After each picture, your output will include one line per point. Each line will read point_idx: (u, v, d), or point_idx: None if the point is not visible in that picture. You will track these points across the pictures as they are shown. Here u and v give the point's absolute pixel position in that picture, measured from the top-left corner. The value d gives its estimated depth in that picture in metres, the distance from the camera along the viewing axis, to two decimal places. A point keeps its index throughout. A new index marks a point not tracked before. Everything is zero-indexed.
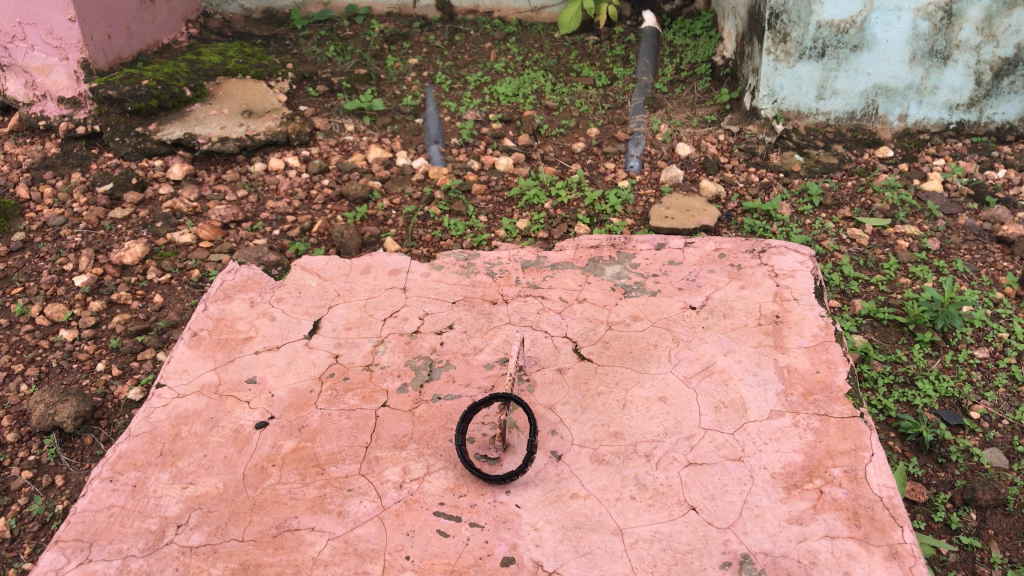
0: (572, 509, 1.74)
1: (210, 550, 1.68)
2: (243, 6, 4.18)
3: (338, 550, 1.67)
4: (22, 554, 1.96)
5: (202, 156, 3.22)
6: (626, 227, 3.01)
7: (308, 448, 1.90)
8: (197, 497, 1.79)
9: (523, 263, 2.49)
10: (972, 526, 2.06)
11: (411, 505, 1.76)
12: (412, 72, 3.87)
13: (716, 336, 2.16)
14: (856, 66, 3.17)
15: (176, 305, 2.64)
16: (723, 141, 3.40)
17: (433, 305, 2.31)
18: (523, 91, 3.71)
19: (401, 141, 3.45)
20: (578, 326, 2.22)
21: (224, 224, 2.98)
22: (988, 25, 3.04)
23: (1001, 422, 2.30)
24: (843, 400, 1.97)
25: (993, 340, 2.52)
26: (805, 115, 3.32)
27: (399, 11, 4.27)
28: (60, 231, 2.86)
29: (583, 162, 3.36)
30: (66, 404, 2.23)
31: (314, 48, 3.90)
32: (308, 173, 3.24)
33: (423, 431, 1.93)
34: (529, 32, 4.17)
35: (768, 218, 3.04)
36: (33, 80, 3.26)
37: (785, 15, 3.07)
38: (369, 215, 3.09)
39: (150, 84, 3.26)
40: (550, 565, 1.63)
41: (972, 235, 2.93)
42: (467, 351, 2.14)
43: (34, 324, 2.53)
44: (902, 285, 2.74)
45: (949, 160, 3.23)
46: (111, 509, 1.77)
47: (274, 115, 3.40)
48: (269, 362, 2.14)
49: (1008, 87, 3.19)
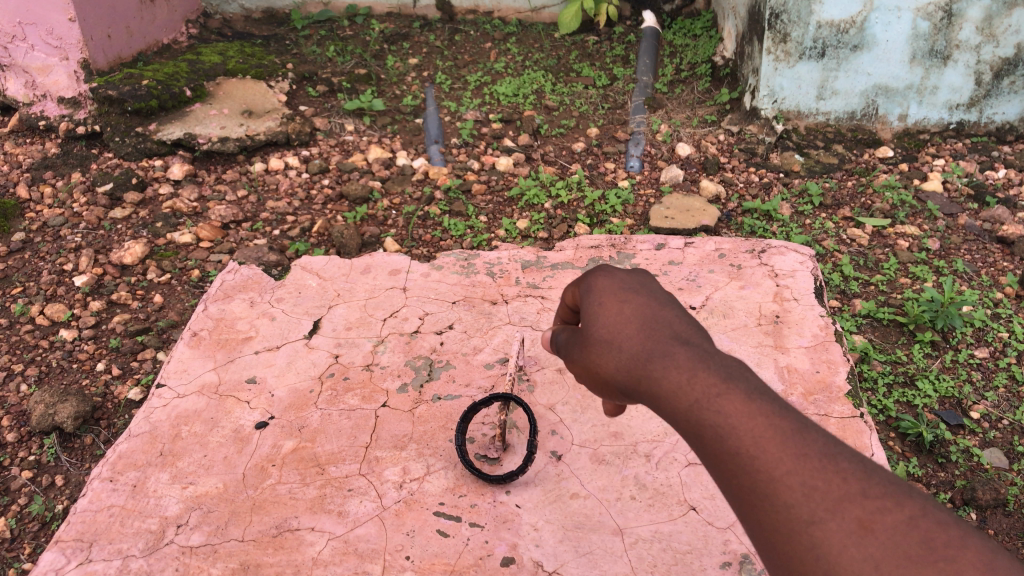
0: (572, 509, 1.75)
1: (210, 550, 1.68)
2: (244, 6, 4.18)
3: (338, 549, 1.67)
4: (22, 554, 1.96)
5: (202, 156, 3.22)
6: (626, 227, 3.01)
7: (308, 448, 1.90)
8: (197, 497, 1.79)
9: (523, 263, 2.49)
10: (972, 526, 2.06)
11: (412, 505, 1.76)
12: (412, 71, 3.87)
13: (715, 336, 2.16)
14: (856, 66, 3.17)
15: (176, 305, 2.64)
16: (723, 141, 3.40)
17: (433, 305, 2.31)
18: (523, 91, 3.71)
19: (401, 141, 3.45)
20: None
21: (224, 224, 2.98)
22: (988, 26, 3.05)
23: (1001, 422, 2.30)
24: (843, 400, 1.97)
25: (993, 340, 2.52)
26: (805, 115, 3.32)
27: (399, 11, 4.27)
28: (59, 231, 2.86)
29: (583, 162, 3.36)
30: (66, 404, 2.23)
31: (314, 47, 3.90)
32: (308, 173, 3.24)
33: (423, 431, 1.93)
34: (529, 31, 4.17)
35: (768, 218, 3.04)
36: (33, 80, 3.25)
37: (785, 15, 3.08)
38: (369, 215, 3.09)
39: (150, 84, 3.26)
40: (550, 565, 1.63)
41: (972, 235, 2.93)
42: (467, 351, 2.14)
43: (34, 324, 2.53)
44: (902, 285, 2.74)
45: (949, 160, 3.22)
46: (111, 509, 1.77)
47: (274, 115, 3.40)
48: (269, 362, 2.14)
49: (1009, 87, 3.20)
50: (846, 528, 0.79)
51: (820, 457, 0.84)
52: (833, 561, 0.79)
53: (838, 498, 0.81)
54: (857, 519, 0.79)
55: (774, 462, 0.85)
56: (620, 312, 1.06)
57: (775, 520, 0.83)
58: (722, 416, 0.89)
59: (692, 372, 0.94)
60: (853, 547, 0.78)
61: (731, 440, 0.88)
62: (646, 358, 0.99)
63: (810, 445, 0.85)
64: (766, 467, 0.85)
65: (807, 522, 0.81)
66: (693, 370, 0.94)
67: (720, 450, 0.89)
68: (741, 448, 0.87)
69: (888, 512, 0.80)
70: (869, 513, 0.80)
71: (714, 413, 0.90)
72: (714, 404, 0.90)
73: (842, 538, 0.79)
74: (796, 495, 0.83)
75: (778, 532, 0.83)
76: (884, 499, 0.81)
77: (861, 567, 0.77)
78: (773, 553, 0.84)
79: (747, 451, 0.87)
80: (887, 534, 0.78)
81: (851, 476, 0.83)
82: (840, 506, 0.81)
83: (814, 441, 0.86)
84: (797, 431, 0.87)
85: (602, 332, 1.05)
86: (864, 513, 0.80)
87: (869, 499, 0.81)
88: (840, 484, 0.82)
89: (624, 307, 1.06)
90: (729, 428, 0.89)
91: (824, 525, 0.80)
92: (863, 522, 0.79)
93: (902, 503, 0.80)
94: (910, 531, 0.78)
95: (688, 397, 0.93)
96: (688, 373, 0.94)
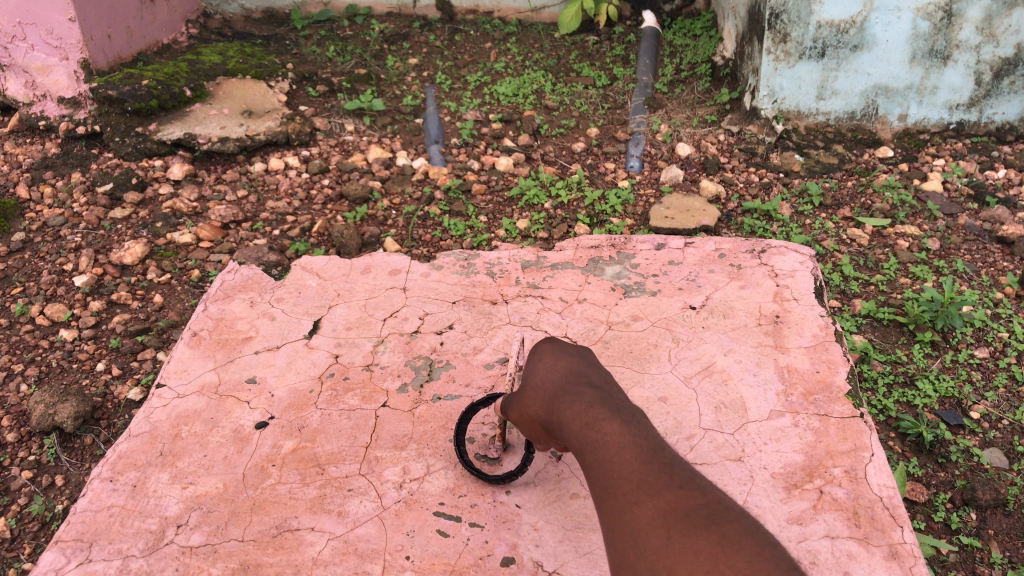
0: (572, 510, 1.75)
1: (210, 549, 1.68)
2: (243, 6, 4.18)
3: (338, 550, 1.67)
4: (22, 554, 1.96)
5: (202, 156, 3.22)
6: (626, 227, 3.01)
7: (308, 448, 1.90)
8: (197, 497, 1.79)
9: (523, 263, 2.49)
10: (972, 526, 2.06)
11: (411, 505, 1.76)
12: (412, 72, 3.87)
13: (715, 337, 2.16)
14: (856, 66, 3.17)
15: (176, 305, 2.64)
16: (723, 141, 3.40)
17: (433, 305, 2.32)
18: (523, 91, 3.71)
19: (401, 141, 3.45)
20: (578, 326, 2.22)
21: (224, 224, 2.98)
22: (988, 26, 3.05)
23: (1001, 422, 2.30)
24: (842, 400, 1.97)
25: (993, 340, 2.52)
26: (805, 115, 3.32)
27: (399, 11, 4.27)
28: (59, 231, 2.87)
29: (583, 162, 3.36)
30: (66, 404, 2.23)
31: (314, 47, 3.90)
32: (308, 173, 3.24)
33: (423, 431, 1.93)
34: (529, 31, 4.17)
35: (768, 218, 3.04)
36: (33, 80, 3.25)
37: (785, 15, 3.08)
38: (370, 215, 3.09)
39: (150, 84, 3.26)
40: (550, 565, 1.63)
41: (972, 235, 2.93)
42: (467, 351, 2.15)
43: (34, 323, 2.53)
44: (902, 286, 2.74)
45: (949, 160, 3.22)
46: (111, 509, 1.77)
47: (274, 115, 3.40)
48: (269, 362, 2.14)
49: (1008, 87, 3.20)
50: (657, 506, 1.07)
51: (652, 461, 1.14)
52: (643, 531, 1.06)
53: (657, 486, 1.09)
54: (665, 501, 1.07)
55: (620, 462, 1.15)
56: (552, 368, 1.37)
57: (614, 501, 1.12)
58: (593, 429, 1.21)
59: (585, 401, 1.26)
60: (657, 520, 1.06)
61: (597, 446, 1.19)
62: (558, 393, 1.31)
63: (648, 454, 1.15)
64: (612, 463, 1.15)
65: (632, 502, 1.10)
66: (586, 400, 1.26)
67: (588, 453, 1.19)
68: (600, 452, 1.18)
69: (691, 500, 1.07)
70: (676, 498, 1.07)
71: (589, 427, 1.22)
72: (591, 422, 1.22)
73: (652, 515, 1.07)
74: (630, 484, 1.12)
75: (613, 507, 1.12)
76: (692, 491, 1.09)
77: (658, 534, 1.05)
78: (608, 526, 1.12)
79: (603, 454, 1.17)
80: (684, 512, 1.05)
81: (672, 474, 1.12)
82: (657, 492, 1.09)
83: (651, 453, 1.16)
84: (642, 445, 1.17)
85: (535, 380, 1.37)
86: (673, 497, 1.08)
87: (679, 489, 1.09)
88: (661, 478, 1.11)
89: (558, 362, 1.38)
90: (597, 437, 1.20)
91: (642, 504, 1.08)
92: (670, 504, 1.07)
93: (705, 495, 1.08)
94: (703, 512, 1.05)
95: (574, 416, 1.25)
96: (583, 402, 1.26)
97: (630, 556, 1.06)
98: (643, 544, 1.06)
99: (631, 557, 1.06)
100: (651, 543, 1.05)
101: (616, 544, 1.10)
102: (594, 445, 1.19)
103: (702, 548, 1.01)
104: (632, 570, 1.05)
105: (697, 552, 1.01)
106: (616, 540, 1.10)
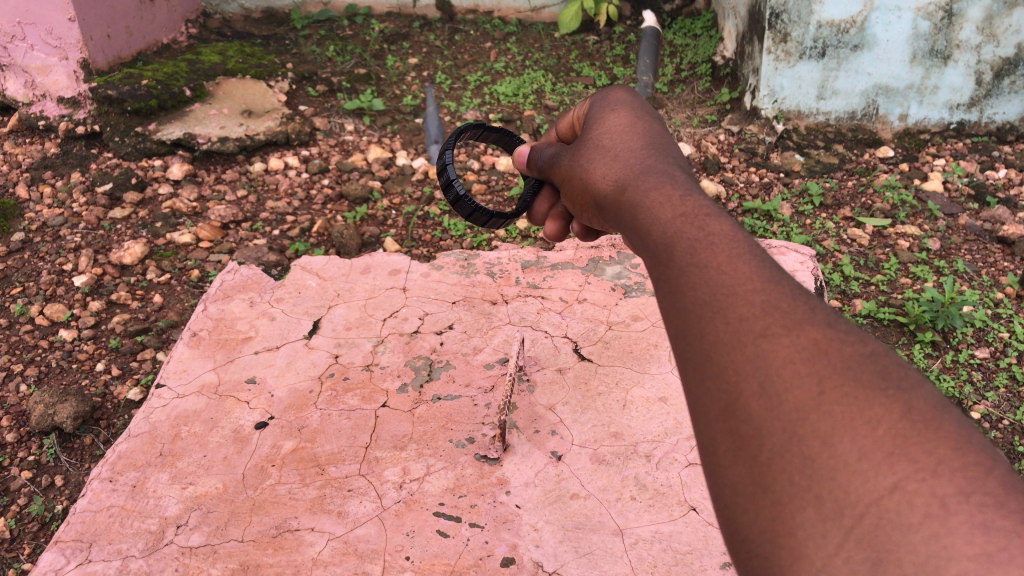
0: (572, 509, 1.74)
1: (210, 550, 1.67)
2: (243, 6, 4.14)
3: (338, 550, 1.66)
4: (22, 554, 1.96)
5: (202, 156, 3.22)
6: None
7: (308, 448, 1.89)
8: (196, 497, 1.79)
9: (523, 263, 2.49)
10: None
11: (411, 505, 1.75)
12: (412, 71, 3.86)
13: None
14: (856, 65, 3.17)
15: (176, 305, 2.64)
16: (723, 141, 3.39)
17: (433, 305, 2.32)
18: (523, 91, 3.72)
19: (401, 141, 3.45)
20: (578, 326, 2.23)
21: (224, 224, 2.98)
22: (988, 25, 3.06)
23: (1001, 423, 2.29)
24: None
25: (994, 340, 2.52)
26: (805, 114, 3.31)
27: (399, 11, 4.25)
28: (59, 231, 2.86)
29: None
30: (66, 404, 2.22)
31: (314, 47, 3.89)
32: (308, 173, 3.24)
33: (423, 432, 1.93)
34: (529, 31, 4.16)
35: (768, 218, 3.03)
36: (33, 80, 3.24)
37: (784, 15, 3.10)
38: (369, 215, 3.08)
39: (150, 84, 3.26)
40: (550, 565, 1.63)
41: (972, 235, 2.93)
42: (467, 351, 2.15)
43: (34, 324, 2.52)
44: (902, 285, 2.73)
45: (950, 160, 3.21)
46: (111, 509, 1.76)
47: (274, 115, 3.40)
48: (268, 362, 2.13)
49: (1009, 87, 3.19)
50: (800, 345, 0.72)
51: (780, 281, 0.79)
52: (777, 378, 0.71)
53: (794, 316, 0.74)
54: (812, 342, 0.72)
55: (731, 273, 0.79)
56: (622, 136, 1.19)
57: (721, 329, 0.76)
58: (690, 224, 0.87)
59: (671, 188, 0.97)
60: (800, 364, 0.71)
61: (696, 245, 0.84)
62: (640, 169, 1.06)
63: (771, 268, 0.80)
64: (723, 273, 0.79)
65: (758, 334, 0.74)
66: (671, 191, 0.96)
67: (679, 254, 0.84)
68: (702, 256, 0.82)
69: (849, 346, 0.72)
70: (828, 340, 0.72)
71: (685, 220, 0.88)
72: (690, 216, 0.88)
73: (790, 357, 0.72)
74: (753, 308, 0.76)
75: (719, 336, 0.76)
76: (846, 334, 0.73)
77: (806, 387, 0.70)
78: (707, 360, 0.76)
79: (708, 261, 0.81)
80: (843, 360, 0.70)
81: (812, 307, 0.76)
82: (797, 327, 0.73)
83: (777, 268, 0.81)
84: (760, 256, 0.82)
85: (604, 143, 1.20)
86: (824, 338, 0.72)
87: (832, 330, 0.73)
88: (799, 306, 0.75)
89: (631, 134, 1.18)
90: (695, 236, 0.85)
91: (777, 339, 0.73)
92: (818, 345, 0.72)
93: (867, 345, 0.73)
94: (870, 367, 0.71)
95: (659, 206, 0.94)
96: (668, 189, 0.97)
97: (746, 411, 0.72)
98: (778, 401, 0.70)
99: (749, 412, 0.72)
100: (789, 393, 0.70)
101: (719, 389, 0.75)
102: (692, 243, 0.84)
103: (881, 419, 0.67)
104: (753, 432, 0.71)
105: (873, 425, 0.67)
106: (723, 384, 0.74)
